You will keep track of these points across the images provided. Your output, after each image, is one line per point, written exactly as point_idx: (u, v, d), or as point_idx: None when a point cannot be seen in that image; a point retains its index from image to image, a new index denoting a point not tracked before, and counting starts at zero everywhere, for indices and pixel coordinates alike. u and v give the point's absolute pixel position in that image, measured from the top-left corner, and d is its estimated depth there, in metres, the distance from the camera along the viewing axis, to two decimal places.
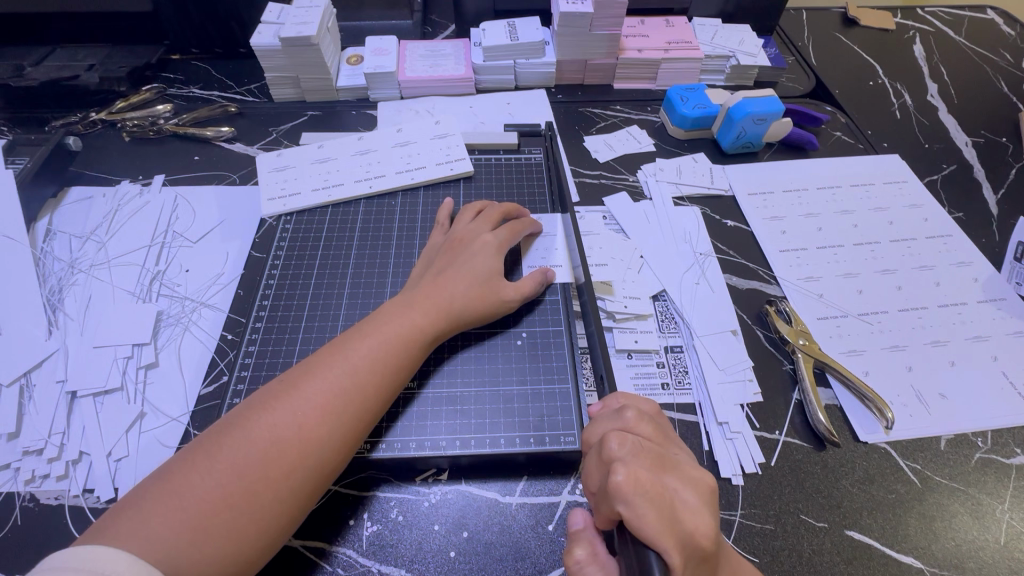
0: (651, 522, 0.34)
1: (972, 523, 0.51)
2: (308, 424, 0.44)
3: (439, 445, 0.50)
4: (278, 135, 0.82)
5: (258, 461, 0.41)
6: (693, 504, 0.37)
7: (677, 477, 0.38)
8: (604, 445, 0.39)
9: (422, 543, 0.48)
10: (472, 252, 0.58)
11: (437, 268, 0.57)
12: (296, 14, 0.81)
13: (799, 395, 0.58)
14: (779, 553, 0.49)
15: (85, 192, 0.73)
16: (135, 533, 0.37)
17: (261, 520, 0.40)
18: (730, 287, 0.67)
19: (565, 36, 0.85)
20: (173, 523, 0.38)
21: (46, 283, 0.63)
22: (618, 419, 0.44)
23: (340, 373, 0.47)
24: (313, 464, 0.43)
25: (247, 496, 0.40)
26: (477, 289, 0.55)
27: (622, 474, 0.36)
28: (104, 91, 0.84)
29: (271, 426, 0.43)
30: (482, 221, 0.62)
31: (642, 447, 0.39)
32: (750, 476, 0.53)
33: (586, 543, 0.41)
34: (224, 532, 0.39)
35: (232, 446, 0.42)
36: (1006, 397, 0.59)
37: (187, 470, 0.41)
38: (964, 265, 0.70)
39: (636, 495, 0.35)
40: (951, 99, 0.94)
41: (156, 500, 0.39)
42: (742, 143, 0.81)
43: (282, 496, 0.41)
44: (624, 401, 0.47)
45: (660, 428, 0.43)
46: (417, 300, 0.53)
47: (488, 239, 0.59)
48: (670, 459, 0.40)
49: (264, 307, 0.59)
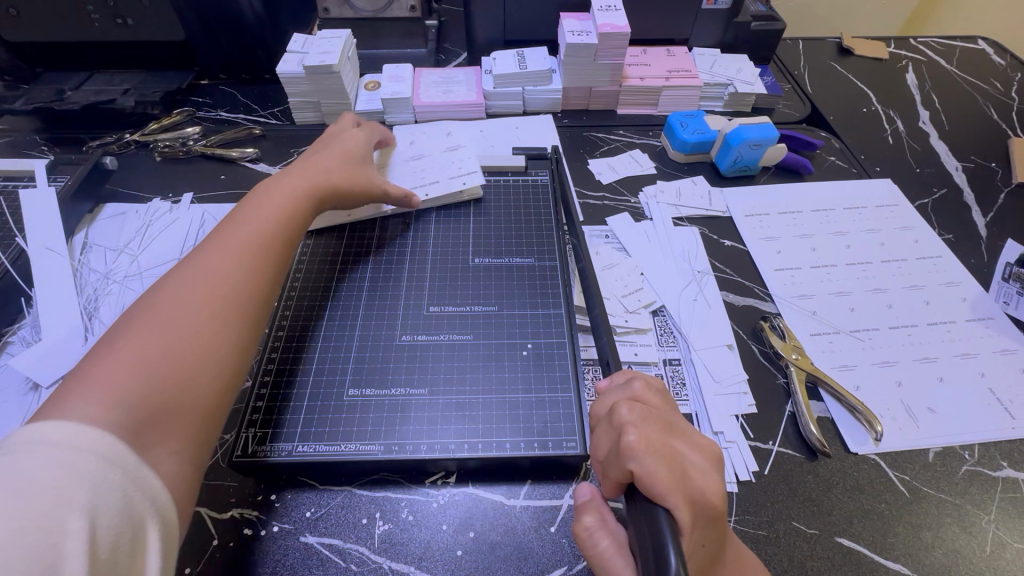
0: (663, 477, 0.37)
1: (959, 533, 0.53)
2: (221, 322, 0.46)
3: (448, 448, 0.53)
4: (299, 156, 0.87)
5: (178, 347, 0.43)
6: (702, 467, 0.40)
7: (683, 441, 0.41)
8: (614, 412, 0.43)
9: (431, 542, 0.50)
10: (316, 196, 0.63)
11: (261, 195, 0.60)
12: (319, 44, 0.86)
13: (791, 407, 0.61)
14: (771, 557, 0.51)
15: (119, 208, 0.78)
16: (62, 409, 0.35)
17: (186, 399, 0.42)
18: (727, 304, 0.70)
19: (571, 65, 0.90)
20: (94, 396, 0.37)
21: (82, 292, 0.68)
22: (626, 389, 0.47)
23: (248, 286, 0.50)
24: (229, 357, 0.46)
25: (202, 354, 0.44)
26: (299, 223, 0.60)
27: (634, 435, 0.39)
28: (138, 114, 0.90)
29: (183, 322, 0.44)
30: (326, 165, 0.66)
31: (650, 413, 0.42)
32: (743, 483, 0.55)
33: (594, 510, 0.44)
34: (150, 406, 0.39)
35: (146, 337, 0.42)
36: (992, 412, 0.61)
37: (101, 356, 0.40)
38: (953, 285, 0.73)
39: (648, 454, 0.38)
40: (942, 125, 0.98)
41: (76, 383, 0.38)
42: (739, 167, 0.85)
43: (201, 379, 0.43)
44: (629, 373, 0.50)
45: (666, 397, 0.47)
46: (288, 228, 0.58)
47: (328, 187, 0.64)
48: (676, 426, 0.43)
49: (286, 316, 0.63)
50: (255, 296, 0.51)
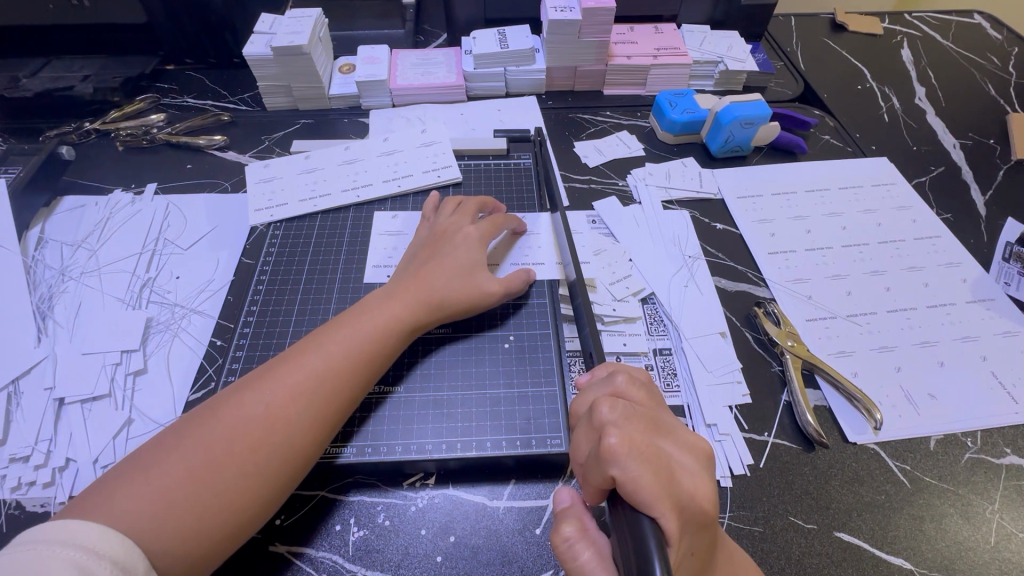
0: (647, 483, 0.34)
1: (962, 524, 0.51)
2: (280, 404, 0.44)
3: (425, 449, 0.50)
4: (270, 143, 0.83)
5: (229, 441, 0.42)
6: (689, 468, 0.37)
7: (670, 440, 0.38)
8: (594, 410, 0.39)
9: (409, 548, 0.47)
10: (454, 244, 0.59)
11: (422, 259, 0.58)
12: (288, 24, 0.82)
13: (787, 396, 0.58)
14: (768, 555, 0.48)
15: (78, 201, 0.73)
16: (102, 504, 0.37)
17: (231, 497, 0.40)
18: (719, 290, 0.67)
19: (554, 43, 0.86)
20: (135, 493, 0.38)
21: (37, 290, 0.63)
22: (608, 384, 0.43)
23: (314, 358, 0.47)
24: (283, 444, 0.43)
25: (231, 464, 0.41)
26: (460, 281, 0.56)
27: (615, 437, 0.36)
28: (98, 102, 0.85)
29: (243, 409, 0.44)
30: (461, 214, 0.62)
31: (634, 411, 0.39)
32: (738, 477, 0.53)
33: (575, 518, 0.41)
34: (187, 508, 0.38)
35: (203, 430, 0.42)
36: (995, 397, 0.59)
37: (157, 449, 0.41)
38: (953, 265, 0.70)
39: (632, 458, 0.35)
40: (938, 102, 0.95)
41: (128, 474, 0.39)
42: (731, 147, 0.81)
43: (248, 474, 0.41)
44: (612, 367, 0.47)
45: (650, 392, 0.44)
46: (396, 292, 0.54)
47: (470, 232, 0.60)
48: (661, 423, 0.40)
49: (253, 313, 0.60)
50: (323, 399, 0.46)
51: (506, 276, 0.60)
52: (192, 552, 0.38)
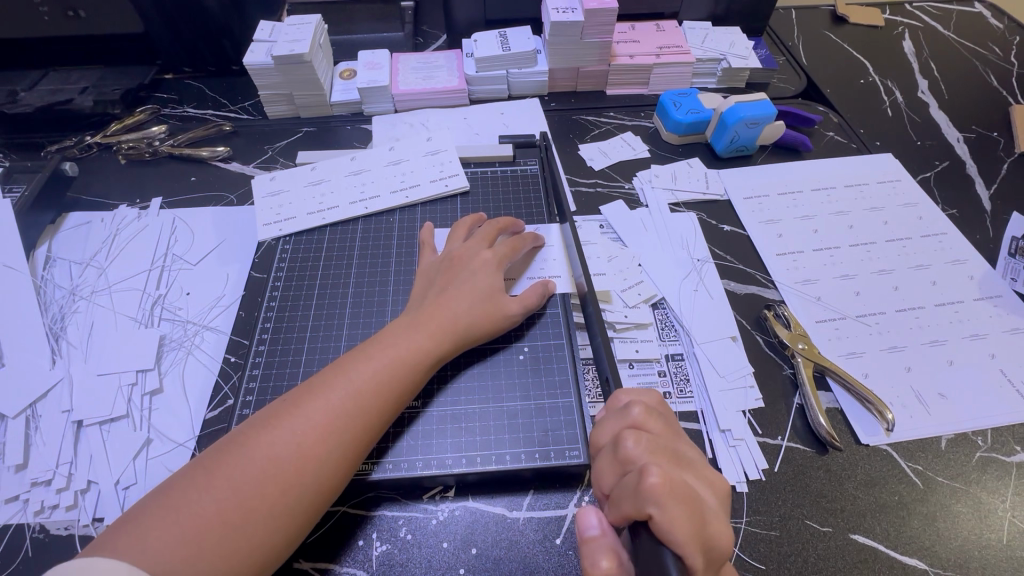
0: (681, 524, 0.35)
1: (974, 522, 0.52)
2: (308, 443, 0.45)
3: (446, 463, 0.51)
4: (274, 153, 0.82)
5: (258, 482, 0.42)
6: (716, 511, 0.39)
7: (692, 474, 0.40)
8: (619, 445, 0.41)
9: (432, 561, 0.48)
10: (473, 269, 0.58)
11: (440, 285, 0.58)
12: (288, 31, 0.81)
13: (799, 399, 0.59)
14: (785, 559, 0.49)
15: (83, 217, 0.73)
16: (135, 544, 0.38)
17: (258, 537, 0.41)
18: (728, 293, 0.68)
19: (556, 44, 0.85)
20: (167, 536, 0.39)
21: (48, 311, 0.64)
22: (625, 416, 0.44)
23: (341, 393, 0.47)
24: (311, 482, 0.44)
25: (259, 502, 0.42)
26: (480, 306, 0.56)
27: (656, 475, 0.37)
28: (98, 115, 0.84)
29: (270, 446, 0.44)
30: (478, 239, 0.62)
31: (658, 445, 0.40)
32: (753, 482, 0.53)
33: (610, 552, 0.38)
34: (216, 550, 0.39)
35: (232, 466, 0.43)
36: (1003, 394, 0.59)
37: (186, 487, 0.42)
38: (960, 262, 0.71)
39: (670, 498, 0.36)
40: (941, 95, 0.95)
41: (158, 514, 0.40)
42: (736, 147, 0.81)
43: (276, 514, 0.42)
44: (628, 395, 0.47)
45: (667, 421, 0.44)
46: (419, 321, 0.54)
47: (487, 257, 0.60)
48: (683, 456, 0.41)
49: (267, 330, 0.60)
50: (349, 436, 0.46)
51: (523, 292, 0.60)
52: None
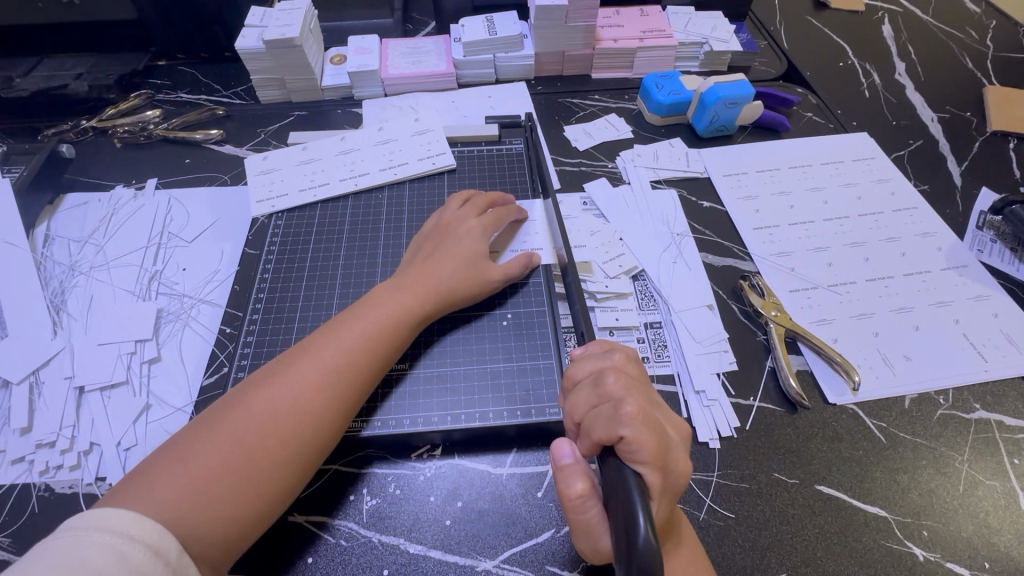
0: (650, 445, 0.37)
1: (934, 474, 0.55)
2: (303, 397, 0.47)
3: (432, 421, 0.54)
4: (266, 136, 0.84)
5: (258, 434, 0.45)
6: (677, 441, 0.41)
7: (662, 413, 0.43)
8: (600, 379, 0.43)
9: (419, 514, 0.51)
10: (457, 237, 0.61)
11: (426, 252, 0.60)
12: (278, 16, 0.83)
13: (771, 362, 0.62)
14: (754, 509, 0.52)
15: (81, 197, 0.75)
16: (144, 494, 0.41)
17: (261, 484, 0.44)
18: (706, 264, 0.70)
19: (541, 28, 0.87)
20: (174, 485, 0.41)
21: (48, 286, 0.66)
22: (608, 358, 0.46)
23: (332, 352, 0.50)
24: (309, 433, 0.46)
25: (260, 453, 0.44)
26: (464, 271, 0.58)
27: (631, 405, 0.39)
28: (94, 99, 0.86)
29: (267, 402, 0.46)
30: (465, 209, 0.64)
31: (634, 384, 0.43)
32: (726, 439, 0.56)
33: (583, 476, 0.40)
34: (222, 497, 0.42)
35: (231, 421, 0.45)
36: (966, 356, 0.62)
37: (189, 441, 0.44)
38: (929, 234, 0.74)
39: (640, 423, 0.38)
40: (918, 77, 0.98)
41: (163, 466, 0.42)
42: (716, 127, 0.84)
43: (277, 463, 0.45)
44: (607, 344, 0.49)
45: (642, 370, 0.47)
46: (405, 284, 0.56)
47: (472, 225, 0.62)
48: (654, 398, 0.44)
49: (261, 300, 0.62)
50: (342, 390, 0.49)
51: (507, 262, 0.62)
52: (230, 533, 0.42)
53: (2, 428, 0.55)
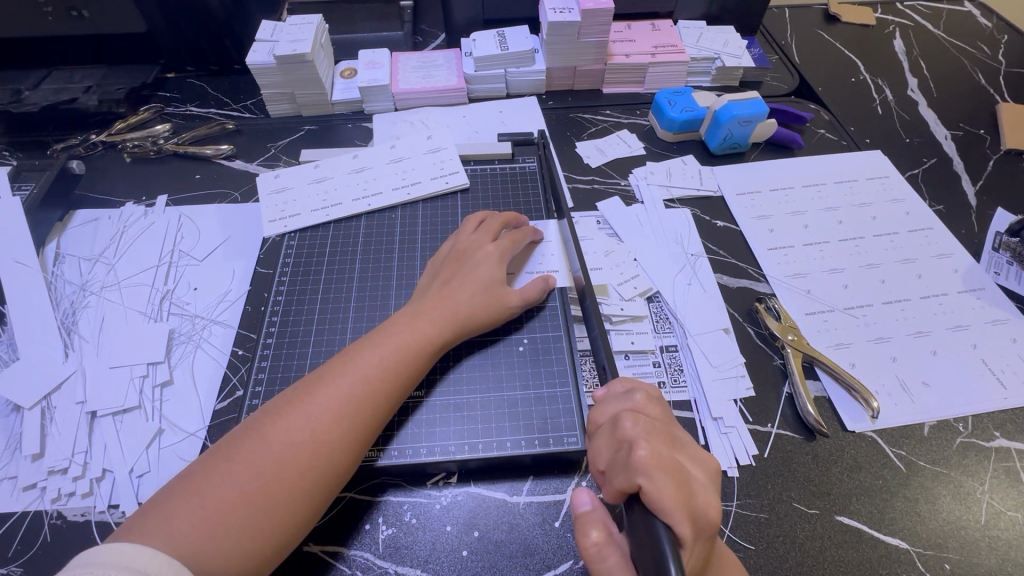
0: (667, 492, 0.37)
1: (954, 504, 0.54)
2: (321, 428, 0.47)
3: (448, 450, 0.53)
4: (277, 151, 0.84)
5: (276, 465, 0.44)
6: (702, 482, 0.41)
7: (685, 454, 0.42)
8: (618, 424, 0.43)
9: (436, 544, 0.50)
10: (475, 262, 0.60)
11: (443, 277, 0.60)
12: (290, 31, 0.82)
13: (789, 388, 0.61)
14: (774, 540, 0.51)
15: (90, 214, 0.75)
16: (162, 528, 0.40)
17: (277, 517, 0.43)
18: (721, 286, 0.70)
19: (554, 44, 0.86)
20: (192, 518, 0.41)
21: (59, 306, 0.65)
22: (628, 399, 0.46)
23: (350, 380, 0.49)
24: (327, 464, 0.46)
25: (277, 485, 0.44)
26: (482, 297, 0.58)
27: (644, 449, 0.39)
28: (103, 113, 0.85)
29: (284, 433, 0.46)
30: (482, 232, 0.64)
31: (654, 427, 0.43)
32: (744, 467, 0.56)
33: (599, 523, 0.42)
34: (239, 531, 0.41)
35: (249, 451, 0.45)
36: (985, 382, 0.62)
37: (206, 473, 0.44)
38: (945, 256, 0.73)
39: (658, 469, 0.38)
40: (930, 93, 0.97)
41: (180, 499, 0.42)
42: (729, 144, 0.83)
43: (295, 495, 0.44)
44: (629, 382, 0.49)
45: (665, 409, 0.47)
46: (423, 311, 0.56)
47: (490, 249, 0.62)
48: (677, 439, 0.43)
49: (274, 323, 0.62)
50: (360, 420, 0.48)
51: (524, 286, 0.62)
52: (246, 568, 0.41)
53: (13, 453, 0.54)
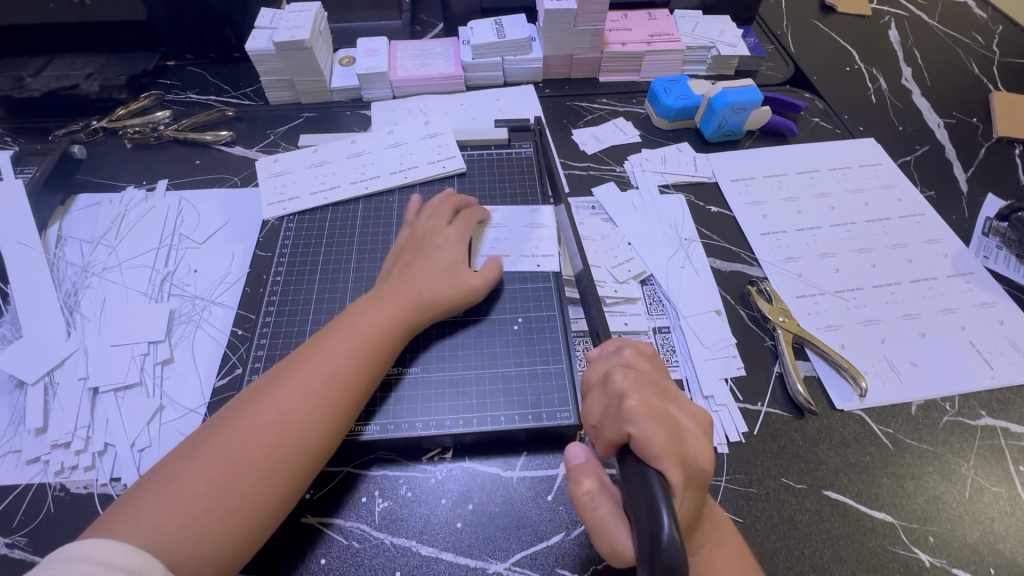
0: (659, 439, 0.38)
1: (939, 480, 0.55)
2: (290, 414, 0.47)
3: (444, 425, 0.54)
4: (276, 137, 0.85)
5: (243, 455, 0.45)
6: (693, 430, 0.41)
7: (677, 405, 0.43)
8: (609, 379, 0.44)
9: (431, 516, 0.51)
10: (432, 247, 0.62)
11: (403, 263, 0.61)
12: (288, 18, 0.83)
13: (779, 368, 0.62)
14: (762, 513, 0.53)
15: (92, 198, 0.76)
16: (133, 523, 0.41)
17: (251, 503, 0.44)
18: (714, 269, 0.71)
19: (550, 32, 0.87)
20: (159, 511, 0.41)
21: (61, 286, 0.66)
22: (617, 356, 0.47)
23: (315, 366, 0.50)
24: (299, 447, 0.47)
25: (248, 472, 0.44)
26: (443, 279, 0.59)
27: (635, 399, 0.41)
28: (104, 100, 0.86)
29: (252, 422, 0.47)
30: (436, 217, 0.65)
31: (645, 379, 0.43)
32: (734, 444, 0.57)
33: (592, 473, 0.43)
34: (212, 519, 0.42)
35: (217, 444, 0.45)
36: (972, 363, 0.63)
37: (174, 467, 0.44)
38: (936, 241, 0.74)
39: (647, 419, 0.39)
40: (924, 82, 0.98)
41: (149, 493, 0.43)
42: (724, 132, 0.84)
43: (268, 480, 0.45)
44: (619, 342, 0.50)
45: (655, 363, 0.48)
46: (386, 296, 0.57)
47: (447, 235, 0.63)
48: (669, 391, 0.44)
49: (273, 303, 0.63)
50: (331, 403, 0.49)
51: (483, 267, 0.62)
52: (222, 553, 0.42)
53: (17, 428, 0.56)
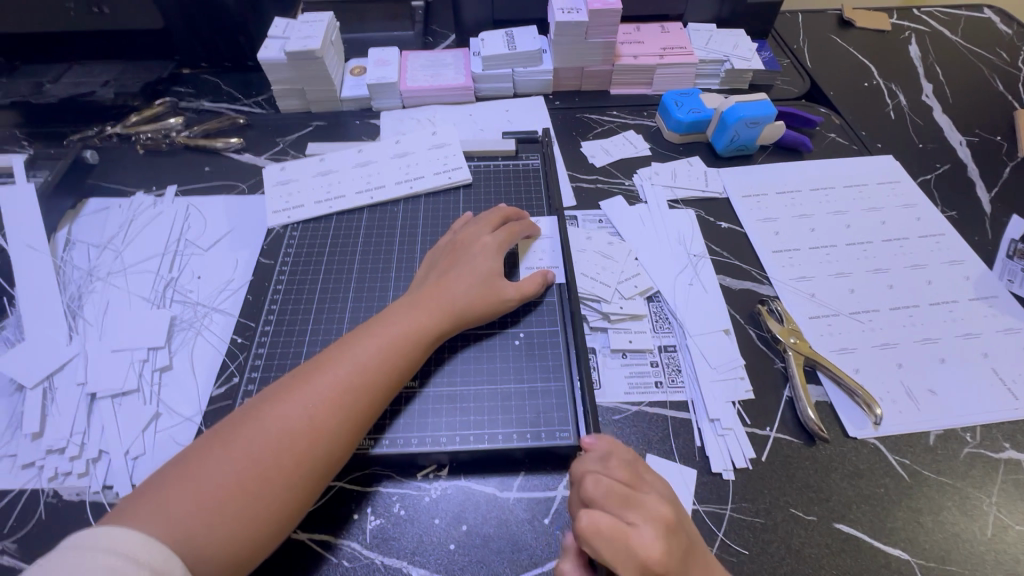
0: (608, 554, 0.39)
1: (959, 516, 0.52)
2: (318, 417, 0.47)
3: (439, 441, 0.53)
4: (285, 145, 0.85)
5: (270, 455, 0.44)
6: (648, 537, 0.40)
7: (637, 506, 0.42)
8: (579, 480, 0.45)
9: (424, 536, 0.50)
10: (473, 254, 0.61)
11: (440, 269, 0.60)
12: (301, 28, 0.84)
13: (789, 392, 0.60)
14: (769, 545, 0.50)
15: (102, 203, 0.76)
16: (155, 513, 0.40)
17: (272, 505, 0.43)
18: (723, 287, 0.69)
19: (561, 44, 0.87)
20: (185, 505, 0.41)
21: (66, 291, 0.67)
22: (593, 446, 0.48)
23: (347, 371, 0.49)
24: (323, 453, 0.46)
25: (273, 473, 0.44)
26: (479, 289, 0.58)
27: (587, 513, 0.41)
28: (119, 106, 0.88)
29: (280, 420, 0.46)
30: (480, 224, 0.64)
31: (609, 480, 0.44)
32: (740, 471, 0.54)
33: (573, 553, 0.45)
34: (234, 517, 0.42)
35: (244, 439, 0.45)
36: (995, 392, 0.60)
37: (200, 458, 0.44)
38: (956, 263, 0.71)
39: (598, 530, 0.40)
40: (946, 99, 0.95)
41: (174, 484, 0.42)
42: (736, 146, 0.82)
43: (291, 484, 0.44)
44: (600, 429, 0.50)
45: (629, 451, 0.48)
46: (418, 302, 0.56)
47: (486, 242, 0.62)
48: (635, 492, 0.44)
49: (273, 312, 0.62)
50: (357, 410, 0.48)
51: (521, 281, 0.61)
52: (239, 554, 0.41)
53: (15, 431, 0.56)
